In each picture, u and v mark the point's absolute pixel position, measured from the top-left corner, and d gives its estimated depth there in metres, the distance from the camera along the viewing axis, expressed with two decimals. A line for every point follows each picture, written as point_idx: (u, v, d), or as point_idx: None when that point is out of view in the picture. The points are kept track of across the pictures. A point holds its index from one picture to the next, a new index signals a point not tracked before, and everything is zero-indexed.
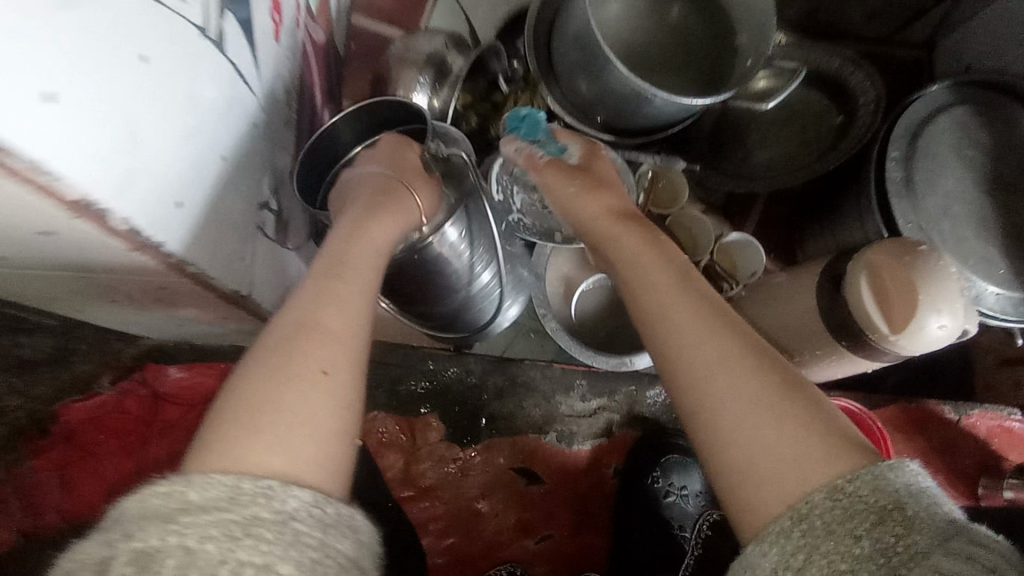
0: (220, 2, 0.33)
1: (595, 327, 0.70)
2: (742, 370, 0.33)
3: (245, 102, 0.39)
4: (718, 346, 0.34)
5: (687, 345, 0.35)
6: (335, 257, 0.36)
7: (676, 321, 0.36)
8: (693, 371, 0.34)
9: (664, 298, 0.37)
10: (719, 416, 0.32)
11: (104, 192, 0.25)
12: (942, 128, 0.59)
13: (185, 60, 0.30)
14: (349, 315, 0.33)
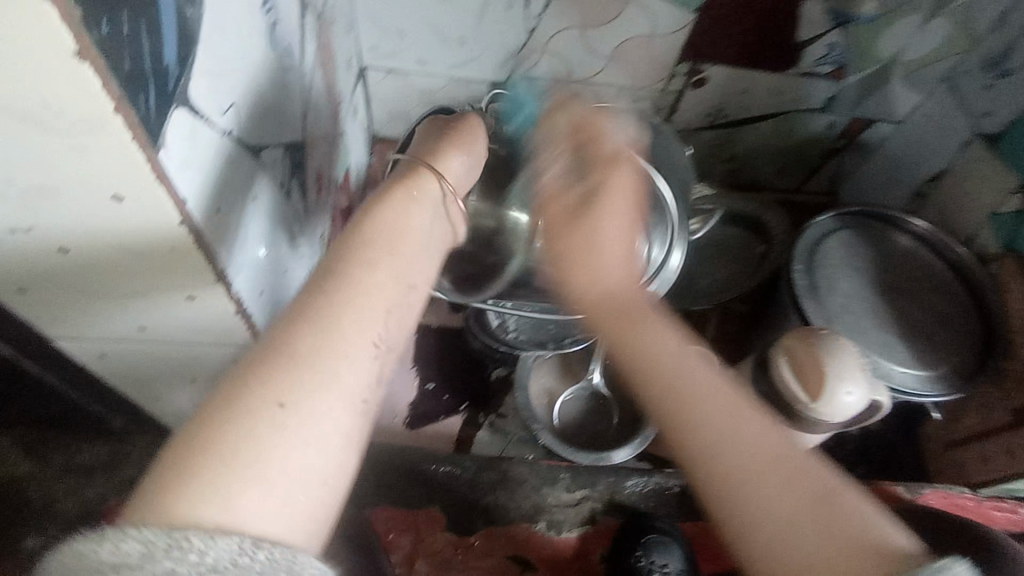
0: (286, 169, 0.49)
1: (577, 431, 0.78)
2: (768, 480, 0.35)
3: (295, 237, 0.54)
4: (751, 453, 0.36)
5: (720, 444, 0.37)
6: (331, 270, 0.35)
7: (707, 424, 0.38)
8: (727, 481, 0.36)
9: (695, 407, 0.39)
10: (755, 517, 0.35)
11: (238, 279, 0.38)
12: (832, 246, 0.76)
13: (270, 203, 0.45)
14: (329, 341, 0.32)
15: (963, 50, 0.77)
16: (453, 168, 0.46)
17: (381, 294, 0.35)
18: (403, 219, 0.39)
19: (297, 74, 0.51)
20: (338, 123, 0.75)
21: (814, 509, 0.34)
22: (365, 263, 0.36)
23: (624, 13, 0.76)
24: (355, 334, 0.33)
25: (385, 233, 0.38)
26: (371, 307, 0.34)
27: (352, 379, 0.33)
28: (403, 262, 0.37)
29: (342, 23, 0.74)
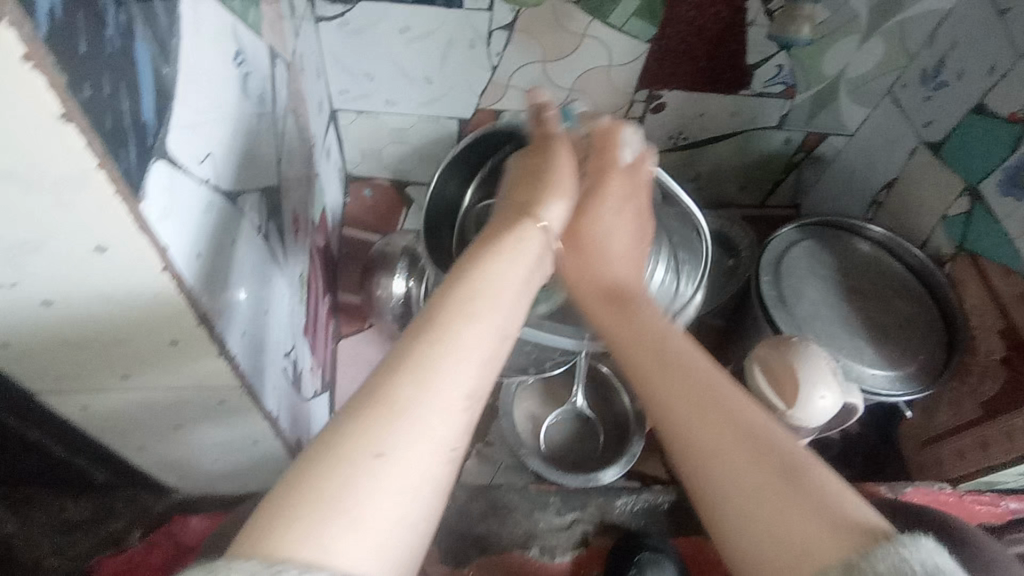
0: (264, 213, 0.51)
1: (564, 453, 0.78)
2: (734, 456, 0.38)
3: (276, 278, 0.54)
4: (720, 430, 0.39)
5: (683, 423, 0.40)
6: (432, 319, 0.36)
7: (674, 404, 0.41)
8: (701, 472, 0.39)
9: (671, 398, 0.41)
10: (721, 489, 0.37)
11: (221, 322, 0.38)
12: (796, 256, 0.79)
13: (249, 245, 0.46)
14: (425, 389, 0.33)
15: (900, 68, 0.83)
16: (554, 209, 0.46)
17: (483, 347, 0.36)
18: (504, 268, 0.40)
19: (269, 122, 0.53)
20: (312, 165, 0.77)
21: (771, 476, 0.36)
22: (468, 314, 0.36)
23: (582, 46, 0.80)
24: (455, 386, 0.34)
25: (489, 281, 0.39)
26: (471, 360, 0.35)
27: (452, 428, 0.33)
28: (504, 312, 0.38)
29: (311, 69, 0.77)
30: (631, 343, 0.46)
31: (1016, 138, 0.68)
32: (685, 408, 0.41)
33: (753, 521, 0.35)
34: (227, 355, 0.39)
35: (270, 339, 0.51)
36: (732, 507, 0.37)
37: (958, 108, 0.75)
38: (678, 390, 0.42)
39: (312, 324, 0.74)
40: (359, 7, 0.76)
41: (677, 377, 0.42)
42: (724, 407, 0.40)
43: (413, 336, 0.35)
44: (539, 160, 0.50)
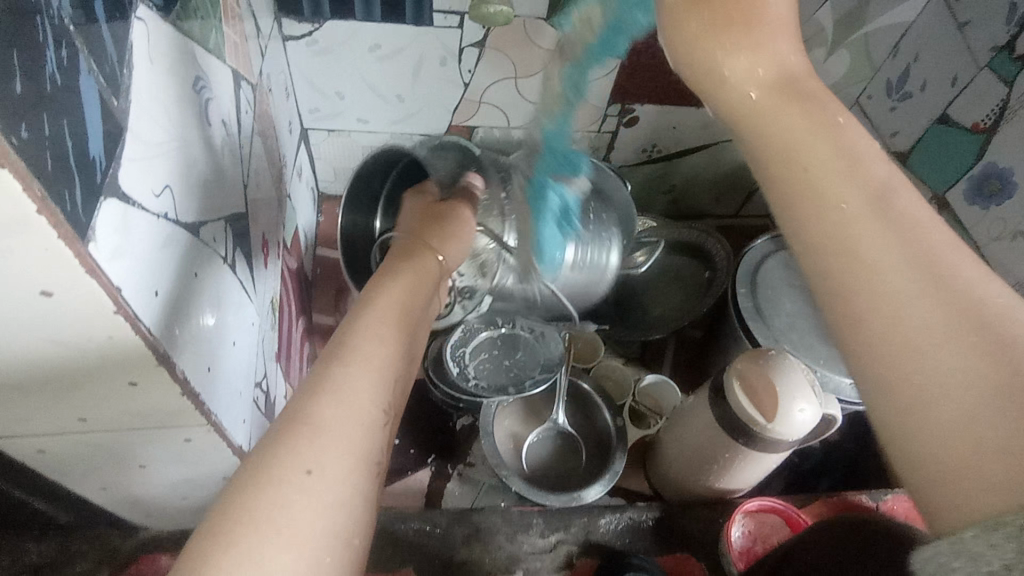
0: (229, 241, 0.49)
1: (546, 472, 0.78)
2: (956, 331, 0.28)
3: (245, 305, 0.53)
4: (917, 282, 0.30)
5: (874, 256, 0.31)
6: (339, 340, 0.38)
7: (855, 241, 0.32)
8: (894, 349, 0.29)
9: (866, 251, 0.31)
10: (906, 360, 0.29)
11: (183, 360, 0.37)
12: (771, 269, 0.78)
13: (213, 276, 0.44)
14: (343, 406, 0.34)
15: (865, 80, 0.84)
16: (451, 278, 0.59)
17: (386, 368, 0.38)
18: (402, 295, 0.46)
19: (234, 145, 0.52)
20: (282, 186, 0.76)
21: (988, 352, 0.27)
22: (370, 337, 0.39)
23: (552, 62, 0.80)
24: (368, 401, 0.35)
25: (380, 308, 0.43)
26: (380, 375, 0.37)
27: (371, 442, 0.34)
28: (403, 338, 0.42)
29: (280, 90, 0.75)
30: (807, 136, 0.35)
31: (979, 147, 0.69)
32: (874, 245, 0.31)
33: (937, 402, 0.27)
34: (190, 394, 0.38)
35: (237, 370, 0.49)
36: (908, 386, 0.28)
37: (923, 119, 0.77)
38: (854, 201, 0.32)
39: (286, 348, 0.72)
40: (327, 25, 0.75)
41: (859, 206, 0.32)
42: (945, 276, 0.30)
43: (324, 354, 0.37)
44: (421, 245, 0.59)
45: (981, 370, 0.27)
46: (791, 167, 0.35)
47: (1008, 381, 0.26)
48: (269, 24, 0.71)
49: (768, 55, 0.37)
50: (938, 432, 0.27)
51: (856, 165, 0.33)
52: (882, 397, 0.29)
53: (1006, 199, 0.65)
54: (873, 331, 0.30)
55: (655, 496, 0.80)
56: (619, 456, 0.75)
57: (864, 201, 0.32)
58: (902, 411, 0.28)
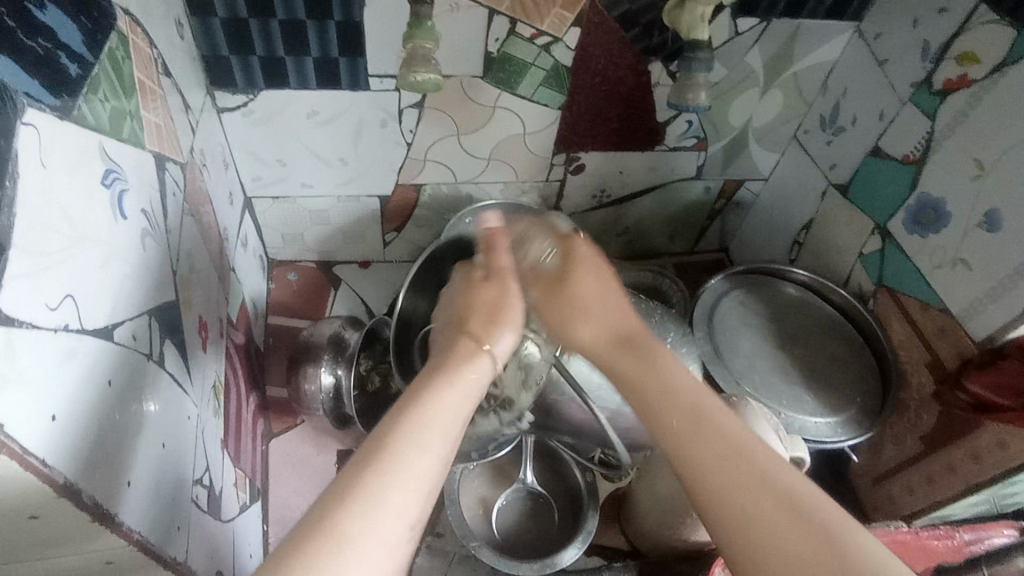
0: (159, 335, 0.46)
1: (520, 537, 0.74)
2: (754, 483, 0.39)
3: (180, 400, 0.50)
4: (722, 449, 0.41)
5: (688, 433, 0.42)
6: (383, 442, 0.37)
7: (699, 449, 0.41)
8: (719, 497, 0.40)
9: (688, 432, 0.42)
10: (751, 530, 0.38)
11: (90, 483, 0.33)
12: (727, 308, 0.79)
13: (136, 376, 0.41)
14: (370, 520, 0.33)
15: (799, 115, 0.87)
16: (503, 340, 0.51)
17: (431, 481, 0.37)
18: (465, 387, 0.43)
19: (161, 230, 0.49)
20: (224, 259, 0.73)
21: (815, 533, 0.36)
22: (420, 439, 0.38)
23: (494, 117, 0.80)
24: (399, 516, 0.34)
25: (439, 405, 0.41)
26: (423, 488, 0.36)
27: (394, 562, 0.34)
28: (453, 439, 0.40)
29: (216, 162, 0.73)
30: (634, 370, 0.47)
31: (912, 178, 0.71)
32: (716, 449, 0.41)
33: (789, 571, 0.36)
34: (103, 519, 0.34)
35: (172, 473, 0.46)
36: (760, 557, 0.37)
37: (857, 152, 0.79)
38: (682, 415, 0.43)
39: (235, 431, 0.69)
40: (263, 95, 0.74)
41: (681, 403, 0.44)
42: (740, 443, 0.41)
43: (364, 456, 0.36)
44: (490, 287, 0.54)
45: (808, 545, 0.36)
46: (626, 381, 0.47)
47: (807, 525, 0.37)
48: (201, 98, 0.69)
49: (596, 313, 0.52)
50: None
51: (678, 392, 0.45)
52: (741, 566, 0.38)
53: (942, 227, 0.67)
54: (727, 515, 0.39)
55: (634, 551, 0.77)
56: (591, 514, 0.72)
57: (691, 417, 0.43)
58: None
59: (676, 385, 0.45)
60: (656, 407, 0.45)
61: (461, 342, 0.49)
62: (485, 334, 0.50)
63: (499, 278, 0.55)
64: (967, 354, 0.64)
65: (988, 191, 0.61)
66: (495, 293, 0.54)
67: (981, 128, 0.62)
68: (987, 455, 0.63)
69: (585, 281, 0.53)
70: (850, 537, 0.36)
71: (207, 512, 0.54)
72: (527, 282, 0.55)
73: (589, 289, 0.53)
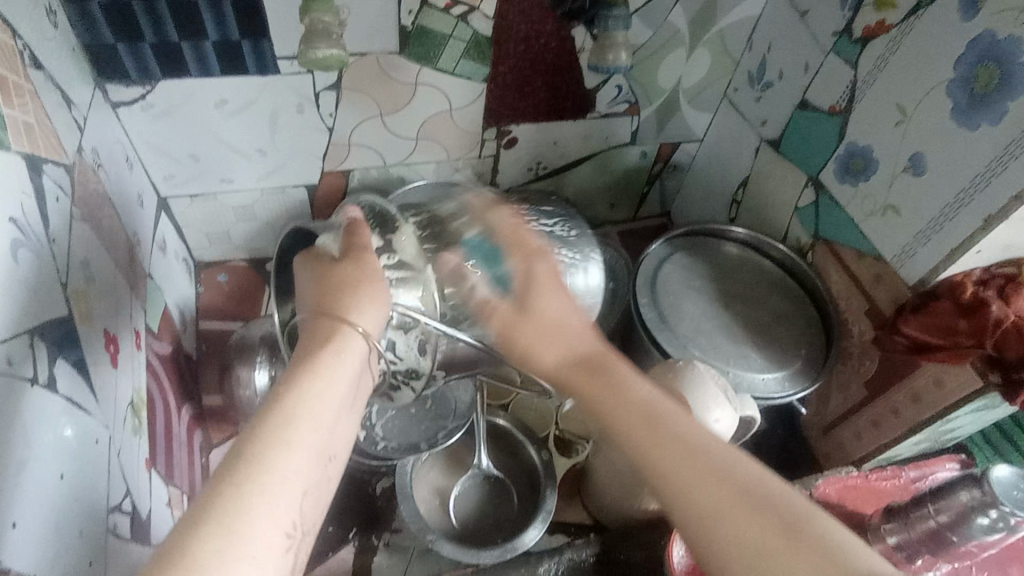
0: (47, 356, 0.42)
1: (480, 523, 0.73)
2: (733, 501, 0.39)
3: (84, 423, 0.46)
4: (702, 470, 0.41)
5: (666, 458, 0.42)
6: (241, 455, 0.35)
7: (661, 460, 0.42)
8: (700, 518, 0.39)
9: (667, 455, 0.42)
10: (730, 547, 0.38)
11: None
12: (669, 273, 0.78)
13: (16, 406, 0.37)
14: (232, 539, 0.32)
15: (728, 74, 0.86)
16: (370, 313, 0.45)
17: (301, 481, 0.36)
18: (331, 384, 0.41)
19: (41, 241, 0.45)
20: (136, 266, 0.68)
21: (793, 542, 0.37)
22: (283, 446, 0.36)
23: (417, 95, 0.76)
24: (269, 528, 0.33)
25: (306, 405, 0.39)
26: (287, 493, 0.35)
27: (272, 571, 0.33)
28: (322, 435, 0.38)
29: (117, 162, 0.68)
30: (600, 389, 0.48)
31: (840, 128, 0.71)
32: (676, 458, 0.42)
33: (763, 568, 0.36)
34: None
35: (75, 505, 0.42)
36: (733, 558, 0.38)
37: (785, 107, 0.78)
38: (642, 428, 0.45)
39: (164, 447, 0.65)
40: (161, 86, 0.69)
41: (657, 429, 0.44)
42: (717, 460, 0.41)
43: (219, 476, 0.34)
44: (343, 269, 0.46)
45: (771, 528, 0.37)
46: (601, 404, 0.48)
47: (787, 534, 0.37)
48: (88, 93, 0.63)
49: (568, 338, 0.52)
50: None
51: (641, 406, 0.46)
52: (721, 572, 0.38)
53: (870, 175, 0.67)
54: (708, 539, 0.39)
55: (597, 526, 0.77)
56: (550, 493, 0.71)
57: (655, 429, 0.44)
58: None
59: (653, 409, 0.46)
60: (634, 434, 0.45)
61: (317, 331, 0.44)
62: (343, 308, 0.44)
63: (352, 255, 0.47)
64: (903, 298, 0.65)
65: (912, 135, 0.62)
66: (352, 268, 0.46)
67: (902, 72, 0.62)
68: (926, 395, 0.65)
69: (551, 309, 0.52)
70: (806, 516, 0.38)
71: (131, 539, 0.51)
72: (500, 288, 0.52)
73: (555, 314, 0.52)
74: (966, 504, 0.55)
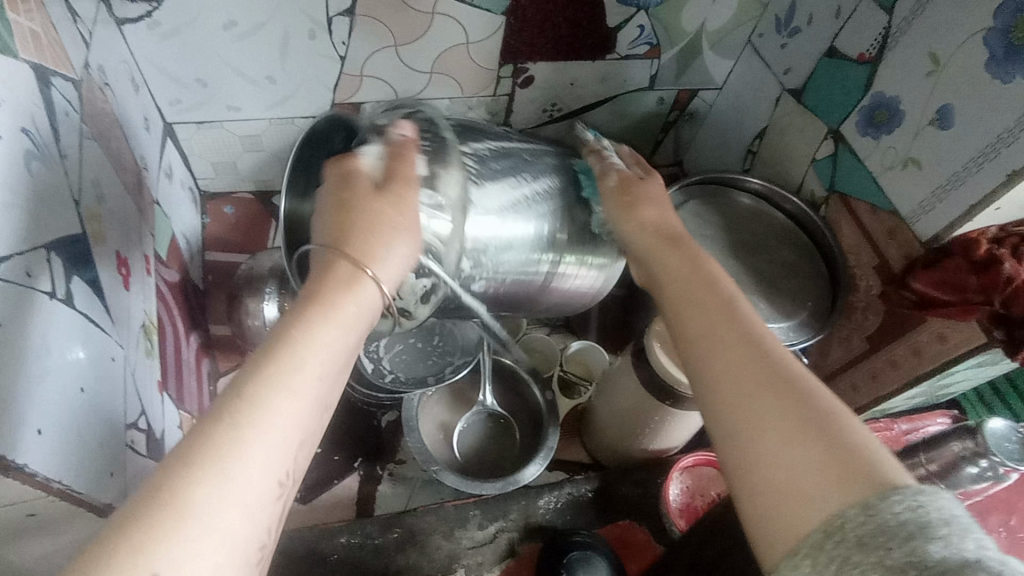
0: (64, 272, 0.42)
1: (481, 458, 0.75)
2: (768, 390, 0.36)
3: (101, 340, 0.46)
4: (747, 355, 0.38)
5: (712, 338, 0.41)
6: (241, 394, 0.32)
7: (713, 337, 0.40)
8: (729, 402, 0.37)
9: (717, 335, 0.40)
10: (752, 434, 0.35)
11: None
12: (681, 221, 0.78)
13: (36, 318, 0.38)
14: (220, 491, 0.29)
15: (754, 18, 0.83)
16: (395, 263, 0.40)
17: (297, 428, 0.33)
18: (341, 322, 0.37)
19: (53, 157, 0.44)
20: (144, 191, 0.67)
21: (820, 437, 0.33)
22: (285, 388, 0.33)
23: (432, 25, 0.74)
24: (260, 476, 0.31)
25: (309, 348, 0.35)
26: (282, 445, 0.32)
27: (254, 524, 0.31)
28: (324, 384, 0.35)
29: (123, 82, 0.66)
30: (677, 271, 0.47)
31: (867, 78, 0.69)
32: (728, 332, 0.40)
33: (775, 455, 0.34)
34: None
35: (95, 419, 0.43)
36: (748, 439, 0.35)
37: (812, 54, 0.76)
38: (707, 309, 0.42)
39: (175, 373, 0.66)
40: (168, 4, 0.66)
41: (712, 313, 0.42)
42: (765, 350, 0.38)
43: (212, 416, 0.31)
44: (381, 206, 0.40)
45: (799, 423, 0.34)
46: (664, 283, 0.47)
47: (815, 431, 0.33)
48: (92, 7, 0.61)
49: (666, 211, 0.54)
50: (772, 475, 0.33)
51: (708, 284, 0.44)
52: (732, 450, 0.36)
53: (894, 128, 0.66)
54: (732, 420, 0.36)
55: (595, 464, 0.79)
56: (552, 431, 0.72)
57: (720, 305, 0.42)
58: (744, 468, 0.35)
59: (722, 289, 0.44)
60: (688, 313, 0.43)
61: (335, 269, 0.38)
62: (367, 253, 0.39)
63: (393, 192, 0.41)
64: (914, 254, 0.65)
65: (941, 87, 0.60)
66: (392, 207, 0.40)
67: (939, 20, 0.60)
68: (927, 349, 0.66)
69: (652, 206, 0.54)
70: (839, 420, 0.34)
71: (148, 457, 0.52)
72: (608, 172, 0.55)
73: (652, 209, 0.53)
74: (956, 454, 0.57)
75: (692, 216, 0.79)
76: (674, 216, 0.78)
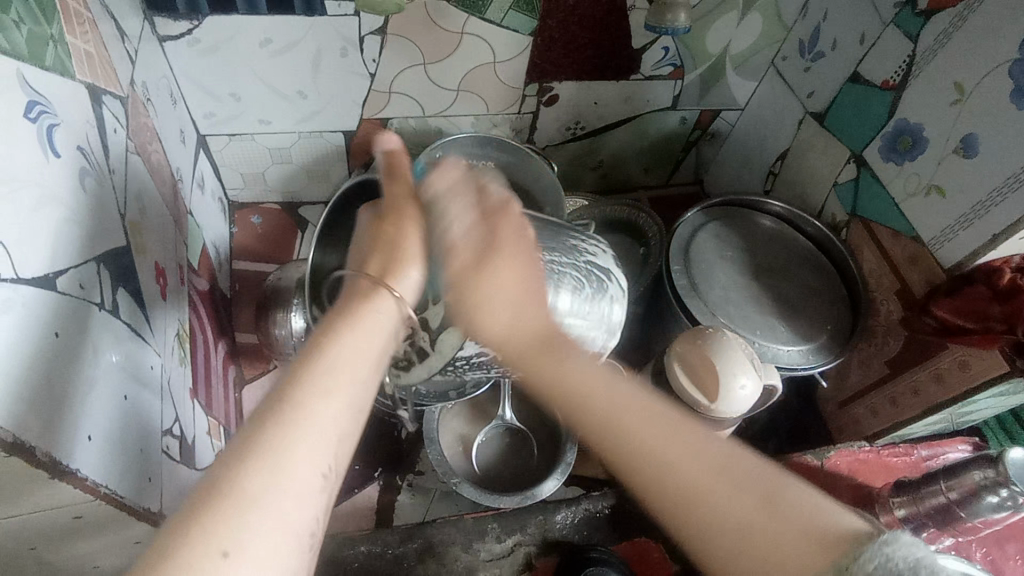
0: (111, 286, 0.44)
1: (499, 471, 0.76)
2: (713, 472, 0.39)
3: (141, 349, 0.48)
4: (685, 450, 0.40)
5: (651, 445, 0.41)
6: (281, 398, 0.33)
7: (640, 441, 0.41)
8: (687, 494, 0.39)
9: (648, 439, 0.41)
10: (718, 524, 0.38)
11: (40, 436, 0.33)
12: (702, 241, 0.79)
13: (87, 329, 0.39)
14: (277, 481, 0.30)
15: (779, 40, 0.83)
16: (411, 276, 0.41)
17: (338, 423, 0.34)
18: (364, 335, 0.37)
19: (103, 171, 0.46)
20: (179, 202, 0.69)
21: (778, 514, 0.37)
22: (324, 391, 0.34)
23: (461, 44, 0.75)
24: (307, 467, 0.32)
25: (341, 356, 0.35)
26: (328, 438, 0.33)
27: (310, 512, 0.31)
28: (361, 386, 0.36)
29: (163, 97, 0.68)
30: (583, 382, 0.43)
31: (891, 105, 0.70)
32: (649, 437, 0.41)
33: (740, 546, 0.37)
34: (54, 467, 0.34)
35: (135, 426, 0.44)
36: (716, 530, 0.38)
37: (836, 78, 0.77)
38: (629, 420, 0.42)
39: (205, 379, 0.68)
40: (208, 21, 0.68)
41: (637, 416, 0.42)
42: (695, 444, 0.40)
43: (262, 415, 0.32)
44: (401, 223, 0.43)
45: (753, 509, 0.37)
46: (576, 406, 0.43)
47: (771, 508, 0.37)
48: (138, 25, 0.63)
49: (520, 308, 0.42)
50: (743, 555, 0.36)
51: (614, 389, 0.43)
52: (704, 547, 0.38)
53: (918, 154, 0.66)
54: (695, 515, 0.38)
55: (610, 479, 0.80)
56: (569, 446, 0.73)
57: (641, 410, 0.42)
58: (718, 554, 0.38)
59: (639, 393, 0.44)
60: (618, 427, 0.42)
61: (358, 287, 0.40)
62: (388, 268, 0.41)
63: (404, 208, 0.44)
64: (936, 282, 0.65)
65: (966, 116, 0.61)
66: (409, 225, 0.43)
67: (966, 49, 0.60)
68: (949, 376, 0.66)
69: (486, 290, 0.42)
70: (783, 488, 0.38)
71: (180, 461, 0.53)
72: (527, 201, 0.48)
73: (504, 294, 0.42)
74: (976, 483, 0.56)
75: (712, 236, 0.80)
76: (696, 237, 0.79)
